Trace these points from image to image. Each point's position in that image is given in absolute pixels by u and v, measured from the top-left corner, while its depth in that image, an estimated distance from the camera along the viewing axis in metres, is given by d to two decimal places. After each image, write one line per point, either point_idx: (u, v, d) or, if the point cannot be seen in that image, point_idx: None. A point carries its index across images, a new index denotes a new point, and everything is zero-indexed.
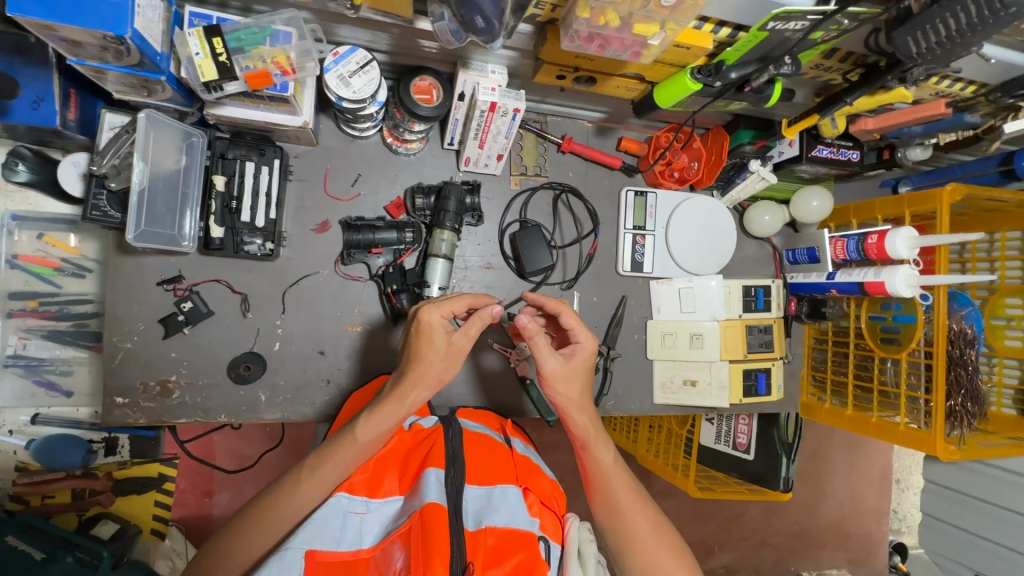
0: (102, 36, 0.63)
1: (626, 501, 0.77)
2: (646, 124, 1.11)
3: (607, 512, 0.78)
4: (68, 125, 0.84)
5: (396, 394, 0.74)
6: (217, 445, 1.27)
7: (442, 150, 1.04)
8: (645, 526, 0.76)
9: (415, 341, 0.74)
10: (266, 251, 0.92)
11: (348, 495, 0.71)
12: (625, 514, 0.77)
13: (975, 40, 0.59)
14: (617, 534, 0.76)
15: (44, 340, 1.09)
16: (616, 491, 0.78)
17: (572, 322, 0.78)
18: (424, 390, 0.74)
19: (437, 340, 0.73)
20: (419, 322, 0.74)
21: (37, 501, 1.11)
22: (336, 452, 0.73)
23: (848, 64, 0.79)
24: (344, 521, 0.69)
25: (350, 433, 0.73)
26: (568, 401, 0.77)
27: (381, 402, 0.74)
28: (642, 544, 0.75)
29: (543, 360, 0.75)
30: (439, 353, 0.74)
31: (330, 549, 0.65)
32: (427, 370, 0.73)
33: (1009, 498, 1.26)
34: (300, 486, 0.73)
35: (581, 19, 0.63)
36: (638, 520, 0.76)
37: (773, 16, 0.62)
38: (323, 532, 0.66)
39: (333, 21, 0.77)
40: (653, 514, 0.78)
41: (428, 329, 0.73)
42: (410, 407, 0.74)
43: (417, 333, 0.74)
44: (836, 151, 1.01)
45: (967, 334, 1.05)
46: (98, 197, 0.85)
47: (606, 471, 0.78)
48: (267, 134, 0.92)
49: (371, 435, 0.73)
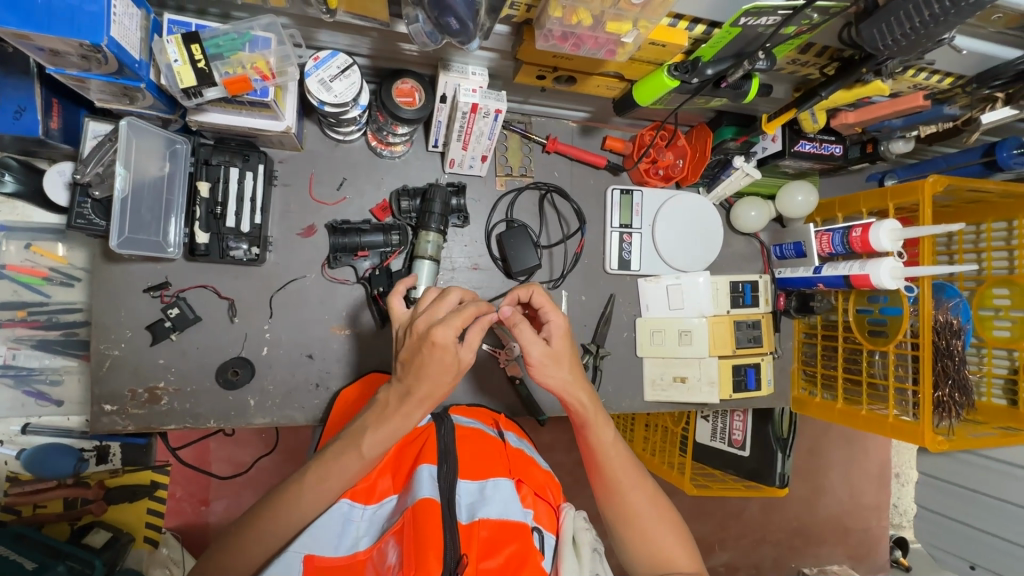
0: (80, 45, 0.63)
1: (624, 478, 0.77)
2: (630, 123, 1.11)
3: (604, 489, 0.78)
4: (51, 133, 0.85)
5: (401, 413, 0.69)
6: (214, 451, 1.29)
7: (426, 153, 1.04)
8: (642, 502, 0.76)
9: (421, 357, 0.67)
10: (251, 256, 0.94)
11: (349, 501, 0.72)
12: (622, 491, 0.76)
13: (938, 32, 0.60)
14: (615, 511, 0.77)
15: (34, 349, 1.10)
16: (613, 469, 0.77)
17: (544, 303, 0.76)
18: (427, 410, 0.70)
19: (449, 359, 0.66)
20: (427, 340, 0.66)
21: (28, 511, 1.11)
22: (339, 463, 0.70)
23: (824, 58, 0.80)
24: (344, 526, 0.70)
25: (353, 447, 0.70)
26: (564, 383, 0.76)
27: (386, 418, 0.70)
28: (639, 520, 0.75)
29: (527, 348, 0.74)
30: (448, 370, 0.67)
31: (327, 554, 0.67)
32: (436, 388, 0.68)
33: (1002, 488, 1.26)
34: (302, 494, 0.70)
35: (554, 18, 0.63)
36: (636, 497, 0.76)
37: (744, 12, 0.64)
38: (321, 537, 0.68)
39: (312, 26, 0.78)
40: (649, 491, 0.78)
41: (437, 347, 0.66)
42: (414, 424, 0.71)
43: (426, 350, 0.66)
44: (819, 145, 1.02)
45: (953, 324, 1.06)
46: (82, 205, 0.85)
47: (601, 449, 0.77)
48: (251, 140, 0.92)
49: (377, 450, 0.70)
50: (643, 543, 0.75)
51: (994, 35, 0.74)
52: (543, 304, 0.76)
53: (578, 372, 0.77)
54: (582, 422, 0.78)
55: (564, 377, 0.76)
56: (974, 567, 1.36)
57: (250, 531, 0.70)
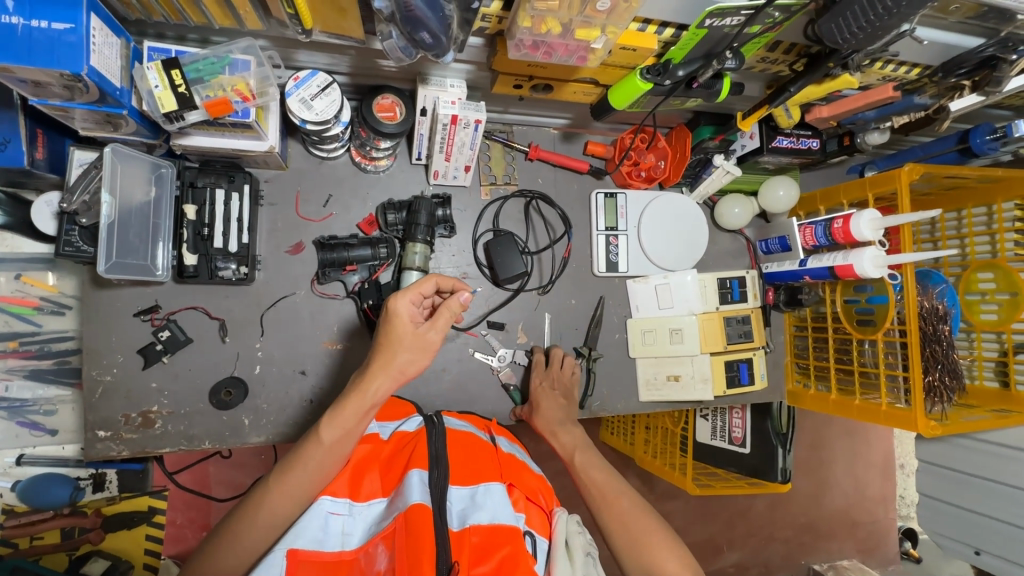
0: (59, 75, 0.64)
1: (608, 488, 0.86)
2: (610, 127, 1.13)
3: (597, 501, 0.85)
4: (37, 163, 0.86)
5: (357, 390, 0.73)
6: (212, 476, 1.30)
7: (410, 166, 1.05)
8: (627, 506, 0.83)
9: (383, 330, 0.75)
10: (240, 276, 0.94)
11: (330, 497, 0.72)
12: (609, 497, 0.85)
13: (893, 23, 0.62)
14: (608, 518, 0.82)
15: (27, 380, 1.10)
16: (597, 480, 0.88)
17: (535, 363, 1.08)
18: (386, 382, 0.73)
19: (403, 329, 0.73)
20: (389, 312, 0.74)
21: (25, 543, 1.10)
22: (302, 454, 0.72)
23: (793, 55, 0.82)
24: (326, 522, 0.69)
25: (314, 435, 0.73)
26: (552, 427, 1.01)
27: (344, 400, 0.73)
28: (629, 521, 0.80)
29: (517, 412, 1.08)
30: (408, 343, 0.73)
31: (312, 548, 0.66)
32: (389, 360, 0.73)
33: (999, 470, 1.27)
34: (268, 496, 0.72)
35: (524, 28, 0.65)
36: (622, 503, 0.83)
37: (707, 13, 0.65)
38: (303, 532, 0.67)
39: (290, 47, 0.80)
40: (635, 498, 0.84)
41: (399, 317, 0.73)
42: (372, 399, 0.73)
43: (388, 321, 0.74)
44: (796, 140, 1.03)
45: (939, 310, 1.07)
46: (70, 233, 0.86)
47: (582, 467, 0.92)
48: (236, 161, 0.93)
49: (337, 433, 0.72)
50: (641, 547, 0.78)
51: (955, 25, 0.76)
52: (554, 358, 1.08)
53: (567, 422, 1.02)
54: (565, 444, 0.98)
55: (550, 416, 1.02)
56: (979, 553, 1.35)
57: (232, 532, 0.71)
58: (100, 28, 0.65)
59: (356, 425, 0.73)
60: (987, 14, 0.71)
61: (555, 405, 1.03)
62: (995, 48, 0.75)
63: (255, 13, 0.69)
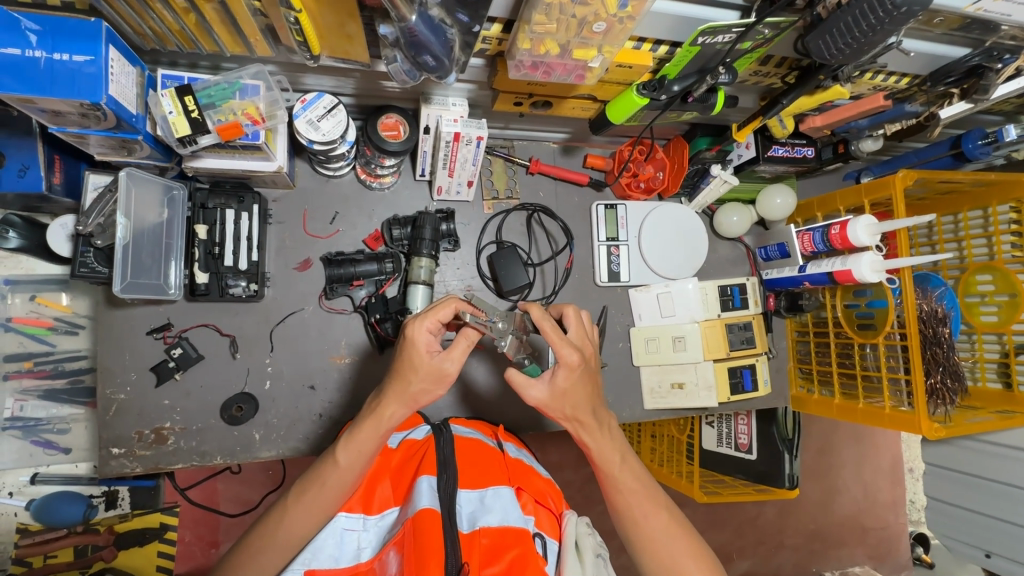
0: (80, 104, 0.67)
1: (636, 506, 0.78)
2: (608, 141, 1.16)
3: (629, 535, 0.78)
4: (54, 188, 0.89)
5: (373, 413, 0.73)
6: (221, 491, 1.28)
7: (414, 182, 1.08)
8: (656, 528, 0.77)
9: (400, 358, 0.72)
10: (251, 293, 0.96)
11: (346, 513, 0.74)
12: (638, 516, 0.77)
13: (878, 38, 0.64)
14: (631, 537, 0.78)
15: (40, 400, 1.12)
16: (627, 491, 0.78)
17: (550, 333, 0.74)
18: (401, 408, 0.73)
19: (417, 360, 0.71)
20: (406, 339, 0.72)
21: (39, 561, 1.14)
22: (319, 476, 0.73)
23: (784, 68, 0.85)
24: (342, 538, 0.72)
25: (331, 456, 0.73)
26: (577, 411, 0.77)
27: (360, 422, 0.74)
28: (657, 548, 0.76)
29: (527, 391, 0.75)
30: (423, 374, 0.71)
31: (328, 566, 0.69)
32: (405, 388, 0.72)
33: (1006, 472, 1.27)
34: (283, 519, 0.73)
35: (523, 50, 0.68)
36: (648, 524, 0.77)
37: (699, 32, 0.67)
38: (320, 551, 0.70)
39: (298, 71, 0.84)
40: (664, 516, 0.78)
41: (415, 347, 0.71)
42: (387, 424, 0.73)
43: (404, 351, 0.72)
44: (791, 150, 1.07)
45: (938, 313, 1.09)
46: (85, 255, 0.88)
47: (616, 479, 0.78)
48: (245, 181, 0.96)
49: (353, 455, 0.72)
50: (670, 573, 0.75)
51: (941, 36, 0.78)
52: (570, 317, 0.81)
53: (594, 404, 0.78)
54: (598, 451, 0.79)
55: (577, 401, 0.76)
56: (989, 556, 1.35)
57: (248, 550, 0.73)
58: (118, 58, 0.68)
59: (371, 448, 0.73)
60: (971, 25, 0.74)
61: (584, 384, 0.76)
62: (980, 58, 0.78)
63: (266, 41, 0.72)
